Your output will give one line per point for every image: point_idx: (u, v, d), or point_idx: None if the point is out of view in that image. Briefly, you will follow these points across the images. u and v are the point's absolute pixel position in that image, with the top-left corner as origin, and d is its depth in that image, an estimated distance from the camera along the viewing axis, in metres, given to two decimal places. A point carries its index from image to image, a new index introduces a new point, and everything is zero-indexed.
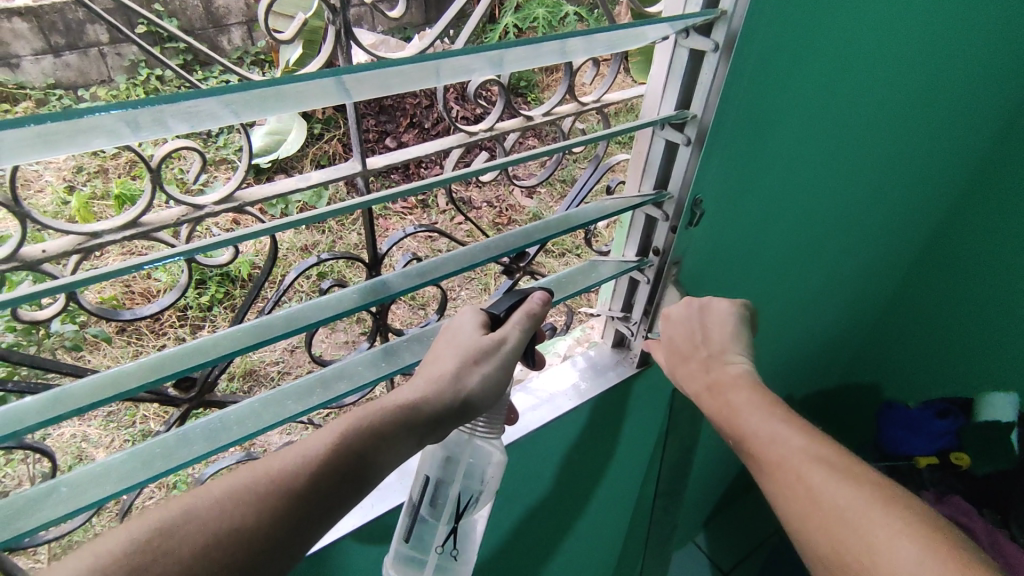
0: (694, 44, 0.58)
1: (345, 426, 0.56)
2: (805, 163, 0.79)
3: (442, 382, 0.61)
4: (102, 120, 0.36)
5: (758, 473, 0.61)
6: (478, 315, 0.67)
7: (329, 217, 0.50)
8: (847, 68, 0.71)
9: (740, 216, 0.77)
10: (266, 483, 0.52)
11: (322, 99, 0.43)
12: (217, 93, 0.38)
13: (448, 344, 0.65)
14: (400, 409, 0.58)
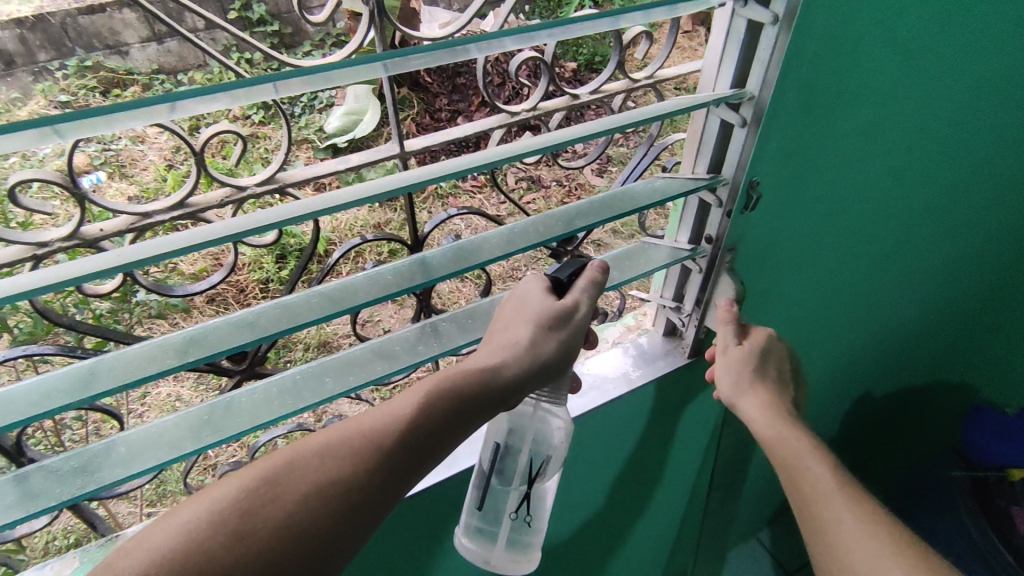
0: (752, 15, 0.54)
1: (429, 388, 0.58)
2: (886, 142, 0.72)
3: (514, 348, 0.62)
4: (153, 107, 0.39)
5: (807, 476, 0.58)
6: (541, 281, 0.67)
7: (365, 203, 0.51)
8: (934, 35, 0.64)
9: (804, 203, 0.72)
10: (358, 438, 0.55)
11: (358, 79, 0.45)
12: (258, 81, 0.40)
13: (512, 312, 0.66)
14: (480, 373, 0.60)
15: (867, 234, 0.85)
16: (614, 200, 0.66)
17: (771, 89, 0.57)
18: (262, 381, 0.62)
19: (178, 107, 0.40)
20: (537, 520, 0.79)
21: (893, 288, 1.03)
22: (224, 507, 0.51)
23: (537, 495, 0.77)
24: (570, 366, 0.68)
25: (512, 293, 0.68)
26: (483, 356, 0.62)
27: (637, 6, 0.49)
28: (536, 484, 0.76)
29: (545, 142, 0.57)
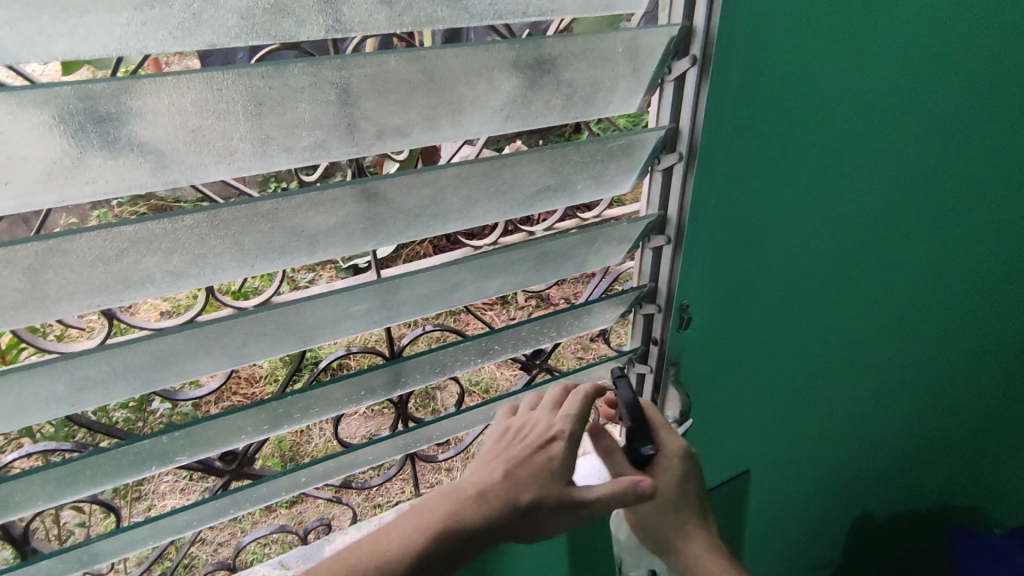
0: (664, 163, 0.67)
1: (439, 526, 0.63)
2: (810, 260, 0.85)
3: (518, 509, 0.64)
4: (150, 228, 0.47)
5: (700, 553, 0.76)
6: (565, 453, 0.68)
7: (338, 318, 0.61)
8: (826, 182, 0.78)
9: (739, 318, 0.83)
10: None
11: (334, 204, 0.54)
12: (239, 203, 0.49)
13: (525, 463, 0.67)
14: (481, 520, 0.64)
15: (814, 343, 0.94)
16: (556, 312, 0.74)
17: (687, 211, 0.70)
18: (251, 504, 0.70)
19: (186, 245, 0.50)
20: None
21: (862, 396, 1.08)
22: None
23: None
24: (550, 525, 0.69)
25: (534, 441, 0.68)
26: (484, 503, 0.64)
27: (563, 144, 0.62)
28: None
29: (493, 268, 0.67)
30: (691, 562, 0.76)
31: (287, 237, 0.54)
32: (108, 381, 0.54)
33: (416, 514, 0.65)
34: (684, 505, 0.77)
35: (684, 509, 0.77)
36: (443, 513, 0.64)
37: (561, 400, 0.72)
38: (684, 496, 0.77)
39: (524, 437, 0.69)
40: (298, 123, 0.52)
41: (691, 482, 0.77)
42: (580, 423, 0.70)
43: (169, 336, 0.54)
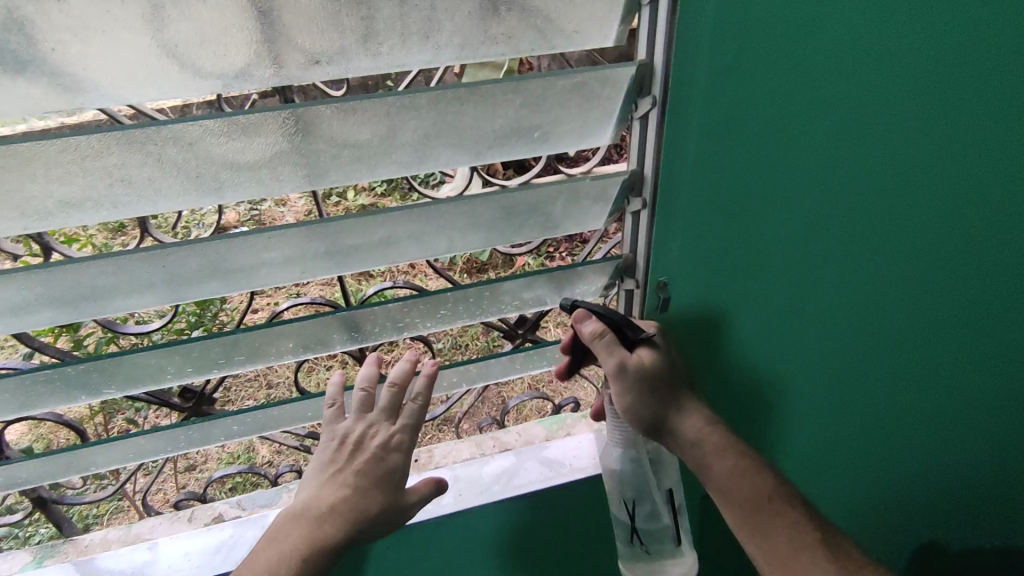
0: (637, 108, 0.59)
1: (300, 555, 0.62)
2: (771, 249, 0.71)
3: (366, 521, 0.64)
4: (22, 151, 0.45)
5: (717, 466, 0.70)
6: (405, 458, 0.67)
7: (251, 267, 0.58)
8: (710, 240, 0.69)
9: (732, 296, 0.74)
10: None
11: (226, 137, 0.50)
12: (111, 129, 0.46)
13: (363, 472, 0.66)
14: (336, 539, 0.63)
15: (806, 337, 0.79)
16: (516, 277, 0.67)
17: (663, 172, 0.63)
18: (196, 444, 0.72)
19: (69, 176, 0.48)
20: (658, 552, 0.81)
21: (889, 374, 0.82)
22: None
23: (651, 528, 0.81)
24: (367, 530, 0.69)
25: (372, 445, 0.67)
26: (335, 520, 0.63)
27: (506, 78, 0.52)
28: (647, 521, 0.81)
29: (436, 224, 0.61)
30: (693, 438, 0.71)
31: (186, 170, 0.51)
32: (24, 309, 0.55)
33: (273, 542, 0.63)
34: (676, 381, 0.72)
35: (676, 385, 0.72)
36: (300, 548, 0.62)
37: (391, 387, 0.69)
38: (676, 372, 0.72)
39: (364, 437, 0.67)
40: (178, 44, 0.48)
41: (664, 382, 0.71)
42: (416, 419, 0.69)
43: (67, 271, 0.53)
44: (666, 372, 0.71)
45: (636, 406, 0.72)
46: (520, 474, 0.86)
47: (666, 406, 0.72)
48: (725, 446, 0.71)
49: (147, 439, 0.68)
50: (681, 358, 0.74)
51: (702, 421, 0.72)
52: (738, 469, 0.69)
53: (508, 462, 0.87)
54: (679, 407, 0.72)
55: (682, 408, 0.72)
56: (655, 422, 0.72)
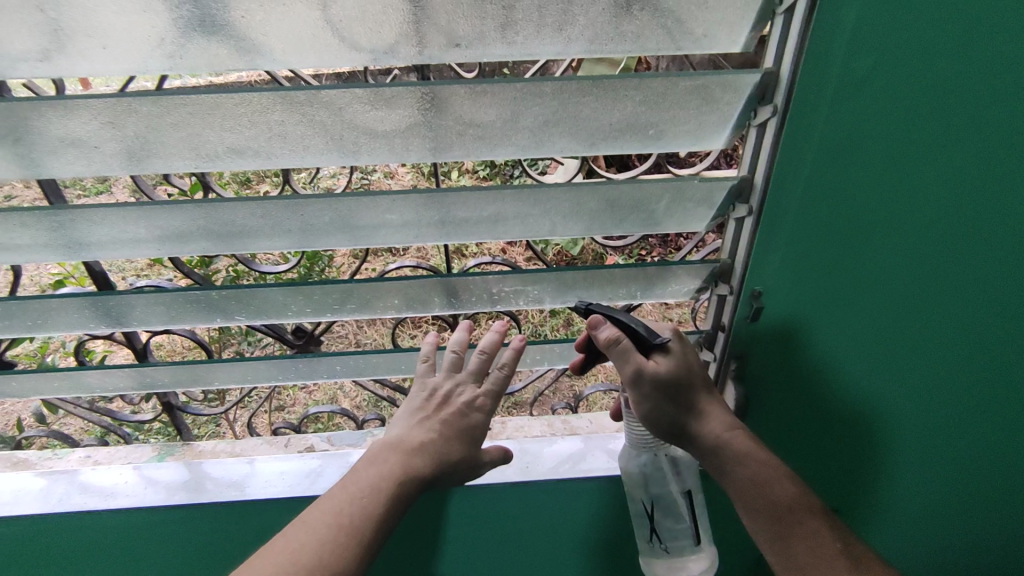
0: (755, 115, 0.59)
1: (396, 478, 0.66)
2: (855, 287, 0.70)
3: (449, 464, 0.70)
4: (206, 101, 0.53)
5: (739, 474, 0.71)
6: (484, 417, 0.73)
7: (372, 226, 0.64)
8: (788, 275, 0.69)
9: (828, 317, 0.72)
10: (342, 514, 0.64)
11: (369, 106, 0.56)
12: (278, 89, 0.53)
13: (448, 423, 0.71)
14: (427, 472, 0.68)
15: (866, 385, 0.76)
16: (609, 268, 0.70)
17: (773, 182, 0.63)
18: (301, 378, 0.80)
19: (237, 126, 0.56)
20: (678, 550, 0.84)
21: (950, 426, 0.78)
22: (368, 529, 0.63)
23: (670, 528, 0.84)
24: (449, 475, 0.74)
25: (457, 401, 0.72)
26: (423, 457, 0.69)
27: (628, 75, 0.54)
28: (666, 520, 0.84)
29: (541, 207, 0.64)
30: (713, 445, 0.71)
31: (331, 132, 0.58)
32: (184, 236, 0.64)
33: (372, 465, 0.68)
34: (689, 386, 0.71)
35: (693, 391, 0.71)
36: (396, 473, 0.67)
37: (480, 355, 0.74)
38: (691, 376, 0.71)
39: (449, 392, 0.73)
40: (344, 20, 0.54)
41: (683, 385, 0.70)
42: (500, 385, 0.75)
43: (223, 208, 0.61)
44: (680, 377, 0.70)
45: (652, 412, 0.71)
46: (585, 460, 0.88)
47: (682, 410, 0.71)
48: (750, 453, 0.71)
49: (261, 364, 0.78)
50: (696, 358, 0.72)
51: (722, 424, 0.72)
52: (758, 477, 0.70)
53: (575, 447, 0.90)
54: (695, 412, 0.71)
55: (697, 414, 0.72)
56: (673, 428, 0.72)
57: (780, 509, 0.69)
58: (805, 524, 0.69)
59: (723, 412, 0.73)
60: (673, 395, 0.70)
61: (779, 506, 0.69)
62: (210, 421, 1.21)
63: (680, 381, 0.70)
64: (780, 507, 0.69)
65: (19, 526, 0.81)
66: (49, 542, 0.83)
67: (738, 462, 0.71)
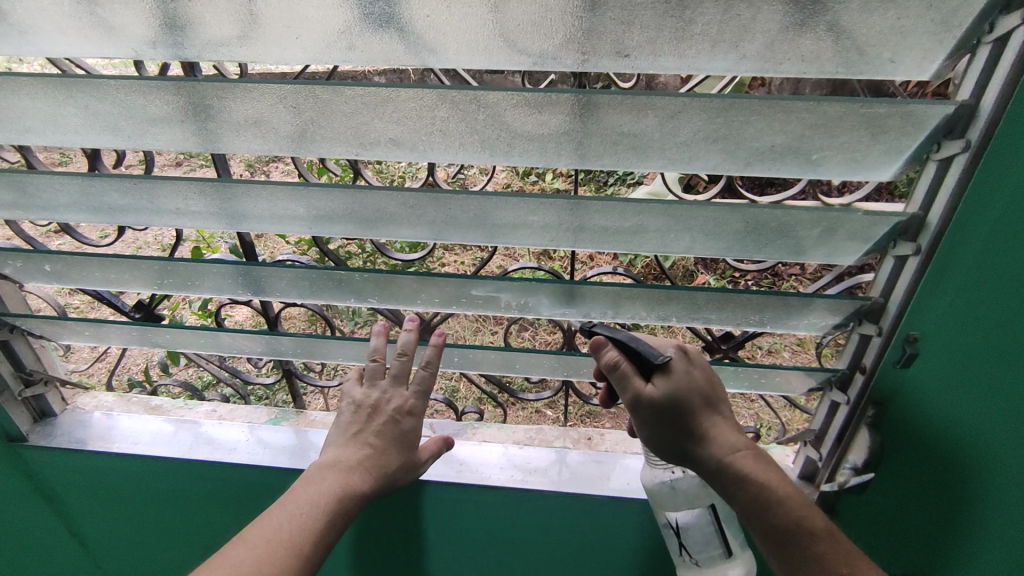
0: (941, 150, 0.56)
1: (335, 496, 0.73)
2: (1011, 376, 0.65)
3: (384, 473, 0.78)
4: (383, 92, 0.56)
5: (746, 498, 0.70)
6: (415, 421, 0.81)
7: (510, 227, 0.65)
8: (939, 349, 0.66)
9: (986, 380, 0.66)
10: (285, 534, 0.69)
11: (528, 110, 0.57)
12: (449, 88, 0.55)
13: (381, 433, 0.79)
14: (364, 488, 0.75)
15: (998, 481, 0.70)
16: (745, 292, 0.67)
17: (950, 222, 0.58)
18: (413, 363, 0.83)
19: (402, 118, 0.59)
20: (710, 563, 0.83)
21: None
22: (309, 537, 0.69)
23: (698, 543, 0.82)
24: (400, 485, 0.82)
25: (388, 409, 0.80)
26: (361, 473, 0.76)
27: (803, 97, 0.52)
28: (694, 535, 0.82)
29: (684, 224, 0.63)
30: (717, 466, 0.70)
31: (489, 131, 0.59)
32: (335, 217, 0.68)
33: (311, 483, 0.74)
34: (689, 410, 0.71)
35: (694, 414, 0.71)
36: (335, 489, 0.73)
37: (400, 357, 0.80)
38: (690, 398, 0.71)
39: (382, 406, 0.80)
40: (517, 25, 0.56)
41: (685, 406, 0.71)
42: (426, 384, 0.81)
43: (375, 196, 0.64)
44: (682, 398, 0.71)
45: (655, 438, 0.73)
46: None
47: (683, 431, 0.72)
48: (754, 473, 0.70)
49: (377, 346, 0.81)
50: (702, 377, 0.73)
51: (728, 440, 0.72)
52: (762, 500, 0.69)
53: None
54: (697, 435, 0.71)
55: (701, 438, 0.71)
56: (678, 450, 0.72)
57: (789, 533, 0.69)
58: (813, 548, 0.68)
59: (731, 433, 0.72)
60: (674, 419, 0.71)
61: (788, 530, 0.69)
62: (313, 393, 1.27)
63: (678, 404, 0.71)
64: (790, 532, 0.69)
65: (150, 467, 0.87)
66: (175, 486, 0.89)
67: (743, 486, 0.70)
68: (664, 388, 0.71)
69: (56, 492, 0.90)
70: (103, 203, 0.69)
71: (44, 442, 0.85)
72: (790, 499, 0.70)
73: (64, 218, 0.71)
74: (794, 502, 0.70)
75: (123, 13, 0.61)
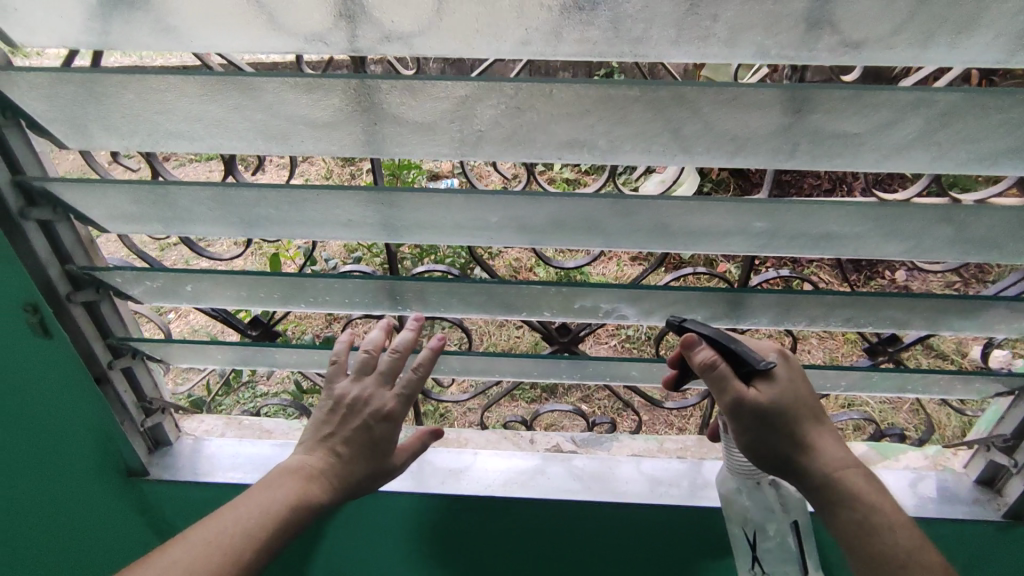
0: None
1: (285, 508, 0.63)
2: None
3: (349, 485, 0.68)
4: (614, 94, 0.49)
5: (851, 519, 0.61)
6: (392, 428, 0.69)
7: (715, 236, 0.60)
8: None
9: None
10: (217, 534, 0.61)
11: (771, 114, 0.50)
12: (696, 86, 0.48)
13: (351, 440, 0.68)
14: (318, 496, 0.65)
15: None
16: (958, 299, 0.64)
17: None
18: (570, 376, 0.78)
19: (623, 122, 0.52)
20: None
21: None
22: (229, 540, 0.60)
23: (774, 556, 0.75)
24: (369, 491, 0.71)
25: (365, 411, 0.68)
26: (321, 484, 0.65)
27: None
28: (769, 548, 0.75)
29: (910, 230, 0.59)
30: (821, 481, 0.62)
31: (718, 136, 0.53)
32: (517, 230, 0.61)
33: (267, 489, 0.65)
34: (795, 417, 0.62)
35: (800, 421, 0.62)
36: (291, 498, 0.63)
37: (390, 354, 0.70)
38: (796, 405, 0.63)
39: (359, 407, 0.68)
40: (782, 15, 0.46)
41: (791, 413, 0.62)
42: (410, 389, 0.70)
43: (572, 205, 0.58)
44: (788, 405, 0.62)
45: (751, 446, 0.63)
46: None
47: (786, 441, 0.62)
48: (860, 491, 0.61)
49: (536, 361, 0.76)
50: (805, 383, 0.65)
51: (832, 455, 0.63)
52: (867, 523, 0.61)
53: None
54: (801, 447, 0.63)
55: (803, 450, 0.63)
56: (775, 462, 0.63)
57: (899, 561, 0.60)
58: None
59: (836, 447, 0.64)
60: (776, 428, 0.62)
61: (895, 559, 0.60)
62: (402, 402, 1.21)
63: (780, 410, 0.62)
64: (898, 561, 0.60)
65: None
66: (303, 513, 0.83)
67: (851, 505, 0.61)
68: (768, 391, 0.62)
69: (169, 527, 0.83)
70: (249, 217, 0.61)
71: (162, 476, 0.79)
72: (897, 523, 0.61)
73: (202, 232, 0.64)
74: (901, 527, 0.61)
75: (289, 3, 0.51)
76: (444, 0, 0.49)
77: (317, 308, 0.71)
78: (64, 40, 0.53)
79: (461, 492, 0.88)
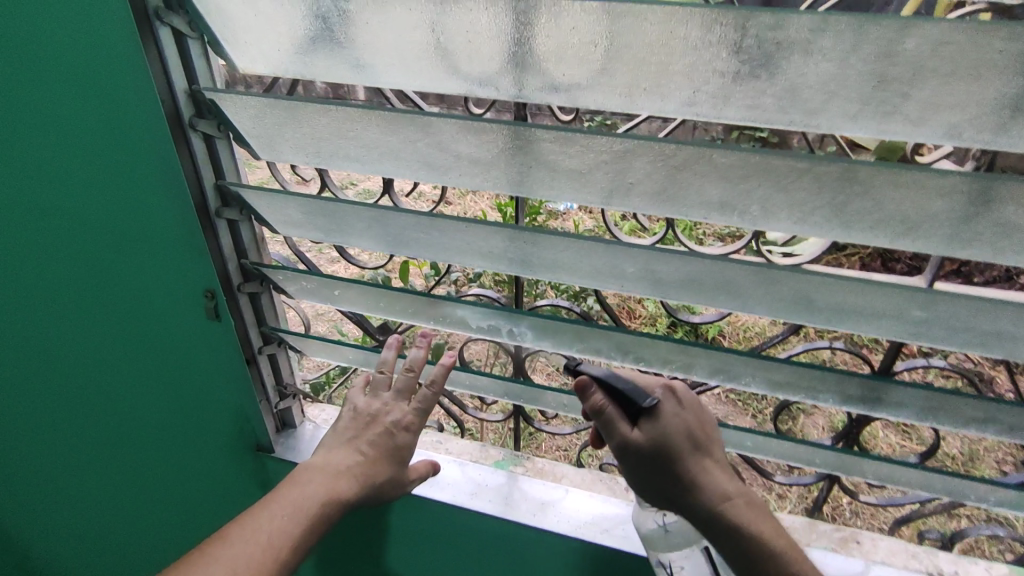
0: None
1: (322, 501, 0.67)
2: None
3: (373, 484, 0.71)
4: (776, 163, 0.49)
5: (744, 555, 0.58)
6: (412, 436, 0.74)
7: (864, 317, 0.56)
8: None
9: None
10: (257, 524, 0.64)
11: (951, 201, 0.47)
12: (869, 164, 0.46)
13: (376, 443, 0.73)
14: (349, 493, 0.69)
15: None
16: None
17: None
18: None
19: (781, 189, 0.51)
20: None
21: None
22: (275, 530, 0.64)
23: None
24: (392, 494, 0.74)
25: (387, 420, 0.73)
26: (349, 480, 0.69)
27: None
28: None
29: None
30: (709, 519, 0.59)
31: (883, 216, 0.50)
32: (650, 282, 0.61)
33: (299, 484, 0.69)
34: (681, 455, 0.60)
35: (685, 460, 0.60)
36: (324, 494, 0.68)
37: (404, 371, 0.73)
38: (681, 443, 0.60)
39: (381, 416, 0.73)
40: (983, 102, 0.44)
41: (674, 452, 0.60)
42: (427, 403, 0.73)
43: (712, 266, 0.57)
44: (674, 445, 0.60)
45: (643, 488, 0.61)
46: None
47: (674, 481, 0.60)
48: (750, 524, 0.58)
49: None
50: (693, 418, 0.62)
51: (719, 489, 0.60)
52: (762, 558, 0.58)
53: None
54: (687, 485, 0.59)
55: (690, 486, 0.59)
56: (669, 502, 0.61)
57: None
58: None
59: (724, 478, 0.61)
60: (661, 467, 0.60)
61: None
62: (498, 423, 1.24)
63: (663, 450, 0.59)
64: None
65: None
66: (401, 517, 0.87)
67: (737, 541, 0.58)
68: (651, 431, 0.60)
69: None
70: (401, 236, 0.66)
71: (285, 454, 0.87)
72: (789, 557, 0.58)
73: (352, 245, 0.69)
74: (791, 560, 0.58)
75: (465, 47, 0.53)
76: (617, 56, 0.50)
77: (447, 328, 0.73)
78: (271, 64, 0.59)
79: (549, 527, 0.85)
